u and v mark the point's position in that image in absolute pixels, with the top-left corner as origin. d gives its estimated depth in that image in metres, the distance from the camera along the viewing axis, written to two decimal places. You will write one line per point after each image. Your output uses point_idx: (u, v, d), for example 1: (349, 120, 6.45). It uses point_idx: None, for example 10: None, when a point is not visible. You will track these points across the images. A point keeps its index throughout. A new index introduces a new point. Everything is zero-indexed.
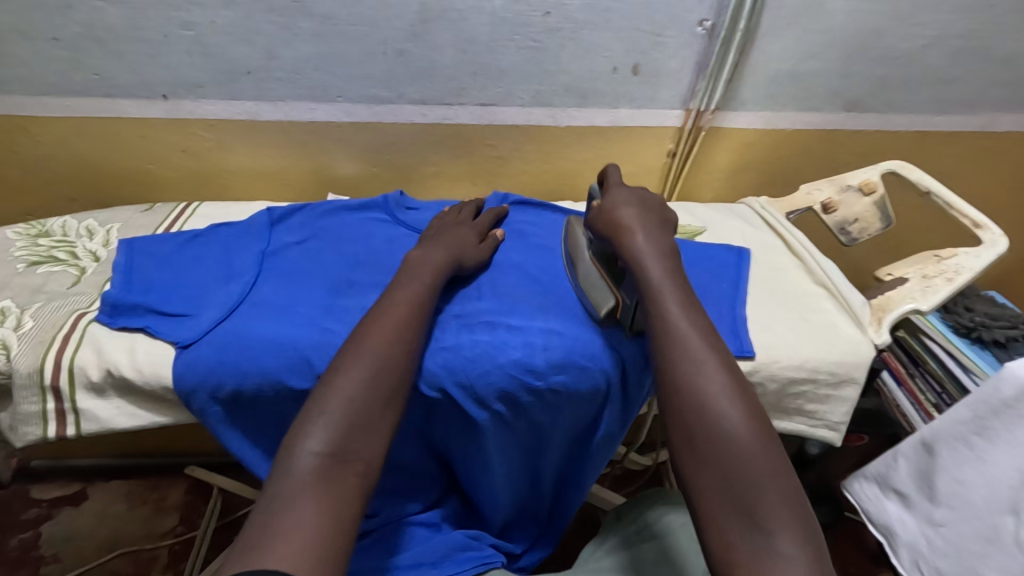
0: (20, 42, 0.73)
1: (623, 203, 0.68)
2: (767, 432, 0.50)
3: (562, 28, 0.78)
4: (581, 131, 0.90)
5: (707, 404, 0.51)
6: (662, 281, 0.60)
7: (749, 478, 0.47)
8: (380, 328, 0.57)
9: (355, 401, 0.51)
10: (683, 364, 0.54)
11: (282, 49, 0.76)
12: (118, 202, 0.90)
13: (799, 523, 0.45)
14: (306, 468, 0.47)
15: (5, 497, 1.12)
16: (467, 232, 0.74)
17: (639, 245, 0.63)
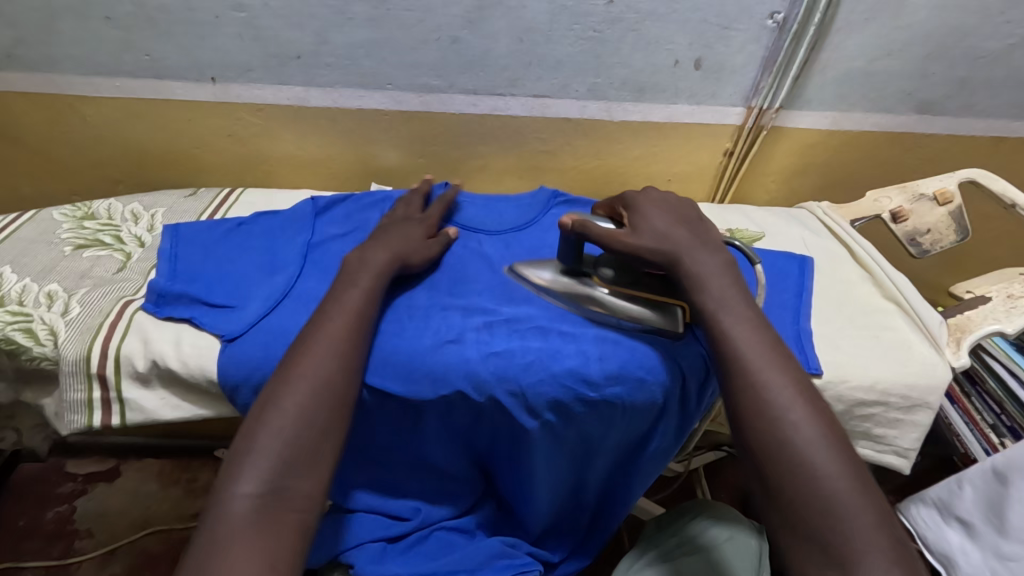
0: (73, 21, 0.72)
1: (665, 220, 0.59)
2: (849, 455, 0.46)
3: (625, 19, 0.74)
4: (636, 126, 0.86)
5: (780, 431, 0.47)
6: (723, 304, 0.54)
7: (828, 511, 0.44)
8: (312, 352, 0.53)
9: (289, 430, 0.48)
10: (749, 389, 0.49)
11: (334, 33, 0.74)
12: (163, 185, 0.89)
13: (891, 555, 0.42)
14: (239, 515, 0.44)
15: (42, 470, 1.14)
16: (412, 229, 0.69)
17: (698, 267, 0.56)
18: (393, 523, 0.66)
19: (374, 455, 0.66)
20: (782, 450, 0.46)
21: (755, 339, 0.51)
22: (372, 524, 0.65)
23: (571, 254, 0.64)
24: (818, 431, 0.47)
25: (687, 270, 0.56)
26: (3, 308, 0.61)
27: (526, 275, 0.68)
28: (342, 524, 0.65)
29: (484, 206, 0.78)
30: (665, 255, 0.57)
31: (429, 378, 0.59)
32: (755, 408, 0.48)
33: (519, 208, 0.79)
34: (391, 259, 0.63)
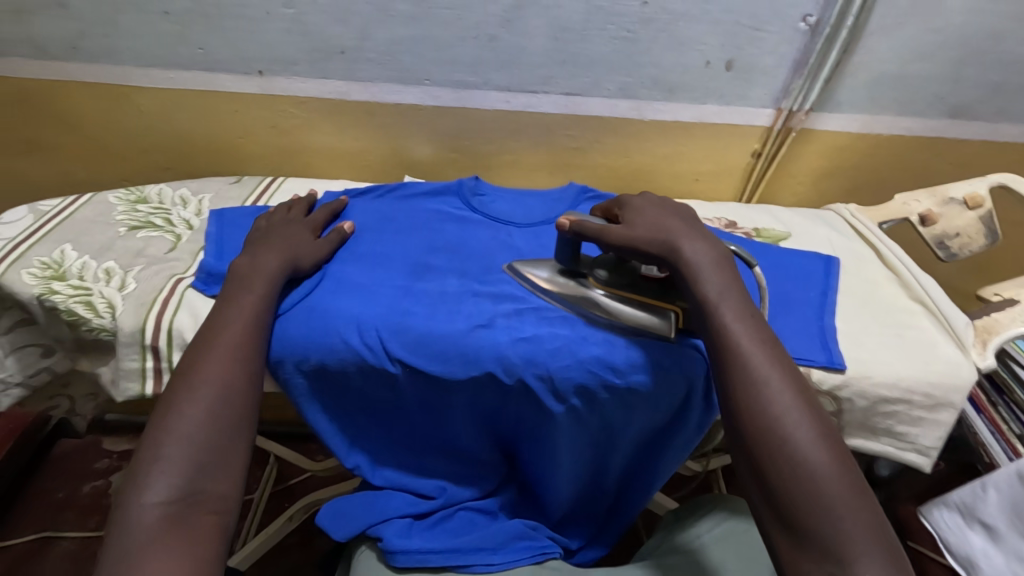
0: (133, 15, 0.76)
1: (660, 213, 0.60)
2: (840, 449, 0.46)
3: (658, 19, 0.76)
4: (665, 125, 0.88)
5: (776, 424, 0.47)
6: (724, 297, 0.53)
7: (822, 502, 0.43)
8: (215, 360, 0.53)
9: (199, 435, 0.49)
10: (747, 380, 0.49)
11: (376, 30, 0.77)
12: (206, 174, 0.93)
13: (881, 550, 0.42)
14: (148, 524, 0.44)
15: (82, 445, 1.27)
16: (301, 233, 0.69)
17: (692, 255, 0.56)
18: (419, 501, 0.67)
19: (403, 436, 0.68)
20: (778, 442, 0.46)
21: (752, 333, 0.51)
22: (399, 501, 0.66)
23: (570, 255, 0.65)
24: (814, 429, 0.46)
25: (682, 256, 0.56)
26: (65, 282, 0.65)
27: (523, 272, 0.69)
28: (371, 499, 0.66)
29: (514, 200, 0.81)
30: (661, 243, 0.58)
31: (460, 358, 0.61)
32: (752, 399, 0.48)
33: (548, 203, 0.81)
34: (286, 258, 0.64)
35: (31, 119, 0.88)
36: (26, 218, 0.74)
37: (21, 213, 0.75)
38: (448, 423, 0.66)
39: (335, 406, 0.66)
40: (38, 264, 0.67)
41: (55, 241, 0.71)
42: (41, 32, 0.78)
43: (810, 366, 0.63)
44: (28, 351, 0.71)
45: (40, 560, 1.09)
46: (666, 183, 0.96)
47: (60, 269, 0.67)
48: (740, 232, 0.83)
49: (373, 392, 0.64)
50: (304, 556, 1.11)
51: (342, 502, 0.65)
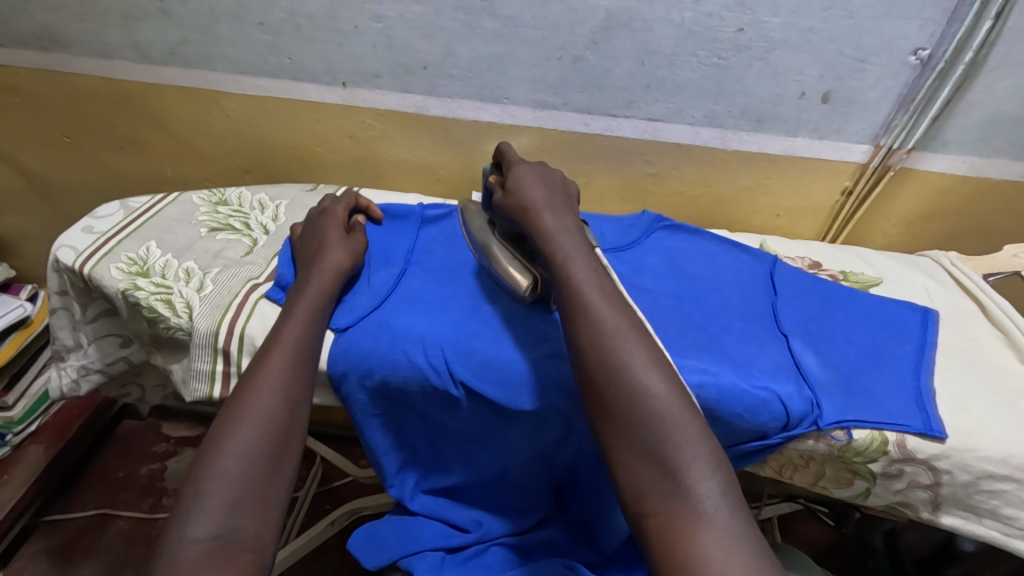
0: (231, 24, 0.79)
1: (528, 183, 0.63)
2: (674, 376, 0.50)
3: (753, 47, 0.73)
4: (750, 157, 0.83)
5: (614, 360, 0.50)
6: (572, 253, 0.57)
7: (663, 423, 0.47)
8: (265, 390, 0.54)
9: (237, 469, 0.49)
10: (589, 323, 0.52)
11: (461, 47, 0.77)
12: (283, 179, 0.96)
13: (711, 459, 0.46)
14: (190, 559, 0.43)
15: (142, 428, 1.32)
16: (336, 236, 0.68)
17: (547, 222, 0.59)
18: (453, 534, 0.63)
19: (450, 459, 0.66)
20: (620, 377, 0.49)
21: (594, 280, 0.55)
22: (433, 532, 0.63)
23: (491, 202, 0.69)
24: (647, 356, 0.50)
25: (541, 222, 0.59)
26: (148, 279, 0.68)
27: (466, 212, 0.72)
28: (407, 526, 0.63)
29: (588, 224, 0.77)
30: (523, 210, 0.61)
31: (525, 386, 0.58)
32: (596, 340, 0.51)
33: (621, 228, 0.78)
34: (332, 279, 0.64)
35: (130, 119, 0.92)
36: (117, 213, 0.78)
37: (114, 208, 0.78)
38: (504, 452, 0.64)
39: (393, 422, 0.65)
40: (126, 259, 0.69)
41: (142, 237, 0.73)
42: (146, 37, 0.83)
43: (904, 431, 0.57)
44: (109, 340, 0.75)
45: (99, 535, 1.14)
46: (744, 217, 0.91)
47: (145, 266, 0.69)
48: (825, 274, 0.78)
49: (432, 411, 0.63)
50: (343, 560, 1.11)
51: (378, 526, 0.63)
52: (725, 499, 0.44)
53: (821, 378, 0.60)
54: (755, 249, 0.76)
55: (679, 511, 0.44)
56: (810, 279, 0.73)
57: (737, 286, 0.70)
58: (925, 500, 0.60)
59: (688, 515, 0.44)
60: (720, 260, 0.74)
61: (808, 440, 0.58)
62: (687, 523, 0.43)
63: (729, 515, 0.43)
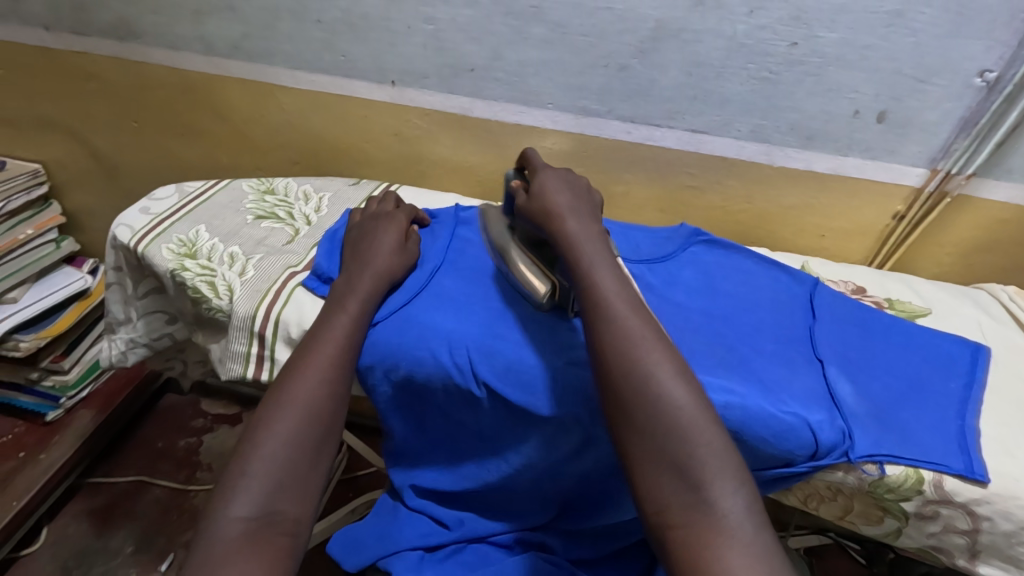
0: (290, 22, 0.83)
1: (554, 189, 0.63)
2: (697, 388, 0.50)
3: (806, 62, 0.71)
4: (796, 174, 0.81)
5: (640, 369, 0.49)
6: (597, 260, 0.57)
7: (685, 437, 0.47)
8: (309, 377, 0.55)
9: (281, 453, 0.51)
10: (613, 330, 0.52)
11: (508, 51, 0.78)
12: (329, 172, 0.98)
13: (734, 476, 0.46)
14: (231, 536, 0.46)
15: (183, 402, 1.39)
16: (387, 236, 0.69)
17: (572, 228, 0.59)
18: (433, 532, 0.63)
19: (463, 457, 0.66)
20: (645, 387, 0.49)
21: (619, 287, 0.54)
22: (413, 530, 0.63)
23: (512, 208, 0.70)
24: (669, 367, 0.50)
25: (567, 227, 0.59)
26: (195, 260, 0.71)
27: (488, 215, 0.74)
28: (385, 528, 0.64)
29: (624, 234, 0.76)
30: (547, 216, 0.61)
31: (547, 392, 0.58)
32: (622, 348, 0.51)
33: (656, 240, 0.76)
34: (383, 276, 0.65)
35: (192, 108, 0.97)
36: (173, 196, 0.82)
37: (170, 192, 0.83)
38: (515, 458, 0.63)
39: (413, 416, 0.66)
40: (176, 241, 0.73)
41: (193, 221, 0.77)
42: (212, 30, 0.87)
43: (942, 472, 0.54)
44: (156, 316, 0.78)
45: (135, 501, 1.19)
46: (787, 236, 0.88)
47: (193, 248, 0.73)
48: (869, 300, 0.75)
49: (454, 409, 0.63)
50: None
51: (355, 530, 0.65)
52: (750, 514, 0.44)
53: (855, 409, 0.58)
54: (795, 269, 0.74)
55: (701, 524, 0.44)
56: (852, 306, 0.70)
57: (773, 307, 0.68)
58: (962, 547, 0.57)
59: (709, 528, 0.44)
60: (757, 279, 0.72)
61: (837, 472, 0.56)
62: (711, 536, 0.43)
63: (752, 531, 0.43)
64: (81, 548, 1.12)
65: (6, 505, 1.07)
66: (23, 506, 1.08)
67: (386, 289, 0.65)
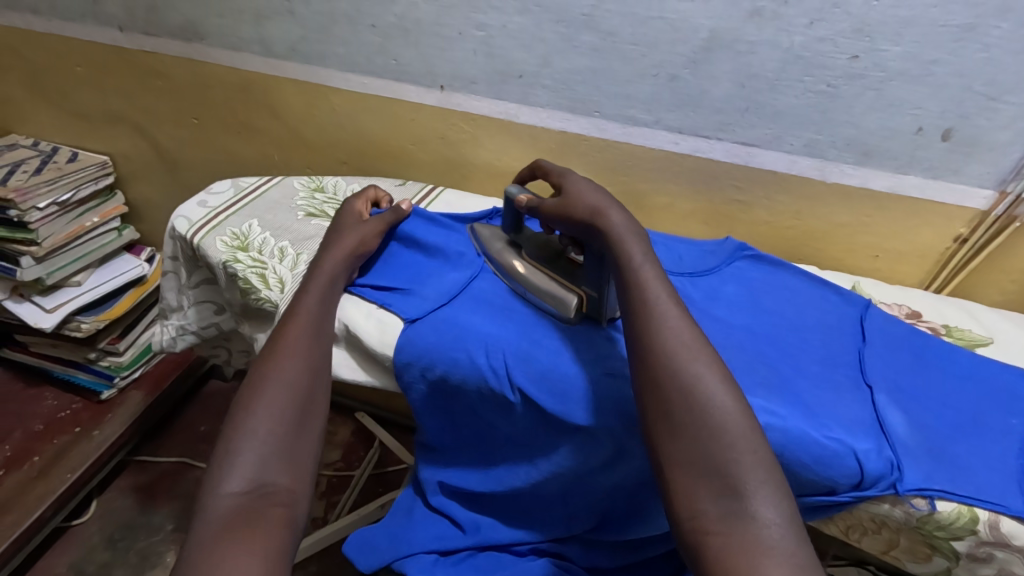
0: (346, 26, 0.85)
1: (588, 190, 0.63)
2: (740, 395, 0.49)
3: (867, 76, 0.68)
4: (850, 192, 0.78)
5: (687, 372, 0.49)
6: (646, 262, 0.56)
7: (728, 444, 0.46)
8: (290, 358, 0.58)
9: (265, 428, 0.52)
10: (662, 331, 0.51)
11: (557, 58, 0.78)
12: (376, 173, 1.01)
13: (778, 487, 0.44)
14: (225, 509, 0.46)
15: (226, 389, 1.44)
16: (348, 225, 0.73)
17: (617, 224, 0.59)
18: (448, 535, 0.64)
19: (491, 462, 0.66)
20: (692, 391, 0.48)
21: (665, 290, 0.54)
22: (427, 533, 0.64)
23: (513, 222, 0.70)
24: (713, 370, 0.49)
25: (612, 220, 0.59)
26: (247, 253, 0.74)
27: (480, 235, 0.74)
28: (400, 529, 0.65)
29: (668, 248, 0.75)
30: (591, 210, 0.61)
31: (580, 400, 0.58)
32: (668, 351, 0.50)
33: (700, 253, 0.75)
34: (345, 264, 0.69)
35: (250, 107, 1.01)
36: (229, 190, 0.85)
37: (227, 186, 0.86)
38: (544, 464, 0.63)
39: (445, 418, 0.66)
40: (230, 234, 0.76)
41: (247, 215, 0.80)
42: (272, 33, 0.90)
43: (999, 512, 0.51)
44: (206, 306, 0.82)
45: (177, 481, 1.24)
46: (837, 256, 0.85)
47: (245, 241, 0.75)
48: (924, 326, 0.72)
49: (486, 413, 0.63)
50: None
51: (372, 530, 0.66)
52: (791, 524, 0.43)
53: (905, 440, 0.55)
54: (845, 290, 0.71)
55: (743, 534, 0.43)
56: (907, 332, 0.67)
57: (821, 329, 0.66)
58: None
59: (754, 538, 0.42)
60: (806, 298, 0.70)
61: (883, 504, 0.54)
62: (751, 545, 0.42)
63: (795, 542, 0.42)
64: (126, 522, 1.18)
65: (63, 476, 1.13)
66: (77, 478, 1.14)
67: (345, 272, 0.69)
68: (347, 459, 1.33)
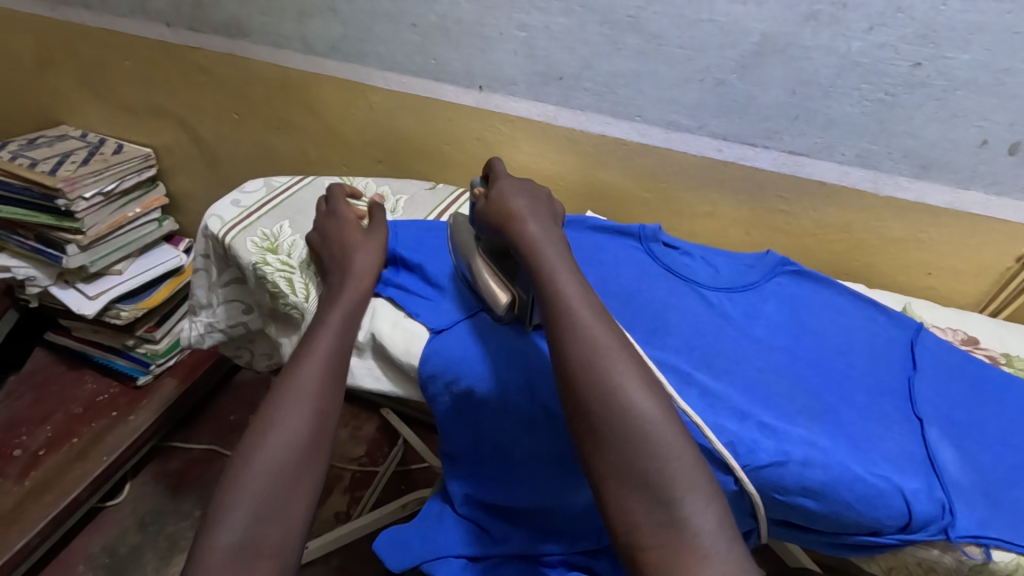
0: (388, 24, 0.85)
1: (511, 194, 0.62)
2: (664, 400, 0.48)
3: (930, 85, 0.65)
4: (905, 206, 0.74)
5: (604, 381, 0.47)
6: (558, 264, 0.54)
7: (653, 452, 0.45)
8: (297, 397, 0.56)
9: (264, 477, 0.51)
10: (577, 340, 0.49)
11: (600, 62, 0.76)
12: (411, 173, 1.00)
13: (708, 494, 0.44)
14: (214, 564, 0.46)
15: (255, 380, 1.46)
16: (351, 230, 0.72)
17: (530, 232, 0.57)
18: (477, 543, 0.64)
19: (518, 474, 0.64)
20: (611, 399, 0.46)
21: (581, 294, 0.52)
22: (457, 539, 0.64)
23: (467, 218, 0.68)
24: (637, 377, 0.48)
25: (524, 231, 0.57)
26: (276, 256, 0.74)
27: (455, 223, 0.71)
28: (430, 532, 0.65)
29: (707, 262, 0.71)
30: (506, 220, 0.60)
31: None
32: (585, 362, 0.48)
33: (739, 267, 0.71)
34: (360, 295, 0.66)
35: (288, 104, 1.02)
36: (261, 189, 0.85)
37: (259, 185, 0.86)
38: (574, 481, 0.61)
39: (470, 430, 0.64)
40: (260, 235, 0.76)
41: (278, 216, 0.80)
42: (313, 31, 0.90)
43: None
44: (235, 305, 0.82)
45: (207, 468, 1.27)
46: (887, 271, 0.81)
47: (275, 243, 0.76)
48: (981, 353, 0.68)
49: (512, 428, 0.61)
50: None
51: (402, 531, 0.65)
52: (723, 531, 0.42)
53: (958, 481, 0.52)
54: (895, 311, 0.67)
55: (675, 543, 0.42)
56: (964, 360, 0.62)
57: (869, 354, 0.62)
58: None
59: (687, 550, 0.42)
60: (856, 320, 0.65)
61: (932, 550, 0.50)
62: (685, 555, 0.41)
63: (726, 547, 0.42)
64: (156, 507, 1.21)
65: (98, 459, 1.16)
66: (113, 461, 1.17)
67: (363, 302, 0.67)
68: (371, 455, 1.33)
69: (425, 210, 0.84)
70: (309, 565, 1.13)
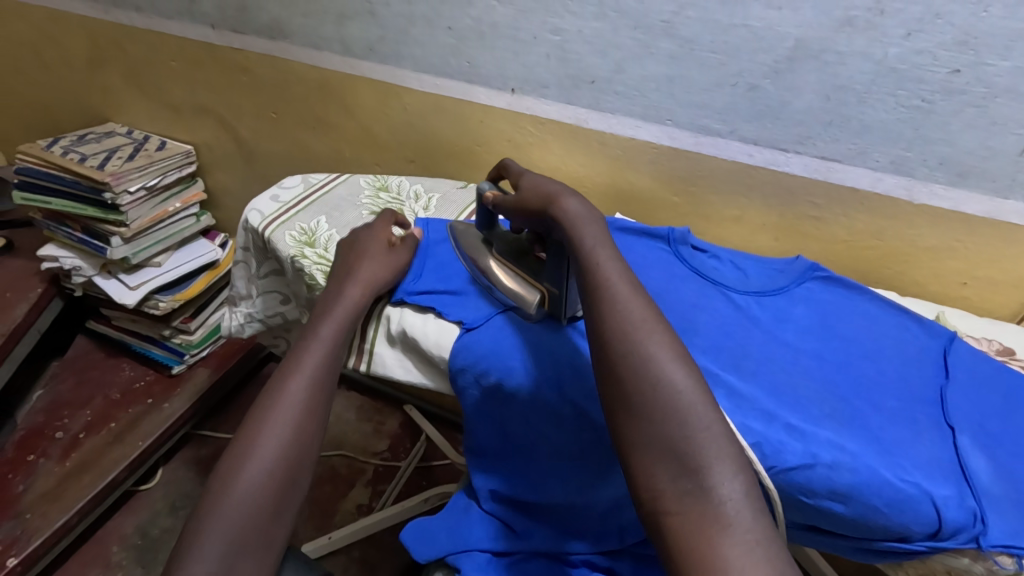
0: (424, 28, 0.87)
1: (548, 180, 0.63)
2: (698, 373, 0.48)
3: (968, 91, 0.64)
4: (940, 214, 0.73)
5: (639, 350, 0.48)
6: (599, 242, 0.55)
7: (682, 421, 0.45)
8: (268, 439, 0.55)
9: (233, 526, 0.50)
10: (615, 314, 0.50)
11: (632, 66, 0.77)
12: (441, 172, 1.02)
13: (735, 464, 0.44)
14: None
15: None
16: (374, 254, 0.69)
17: (572, 210, 0.58)
18: (501, 537, 0.65)
19: (543, 471, 0.65)
20: (645, 369, 0.47)
21: (620, 270, 0.53)
22: (481, 533, 0.65)
23: (487, 220, 0.69)
24: (671, 347, 0.49)
25: (566, 208, 0.58)
26: (314, 249, 0.77)
27: (455, 231, 0.74)
28: (455, 524, 0.66)
29: (736, 266, 0.71)
30: (548, 200, 0.60)
31: None
32: (621, 334, 0.49)
33: (769, 271, 0.71)
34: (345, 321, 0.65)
35: (325, 103, 1.04)
36: (299, 185, 0.88)
37: (297, 181, 0.89)
38: (599, 478, 0.62)
39: (496, 424, 0.65)
40: (298, 229, 0.79)
41: (315, 212, 0.83)
42: (352, 33, 0.93)
43: None
44: (273, 296, 0.85)
45: None
46: (920, 280, 0.80)
47: (312, 237, 0.78)
48: (1017, 365, 0.66)
49: (540, 423, 0.62)
50: None
51: (429, 522, 0.67)
52: (750, 500, 0.42)
53: (990, 489, 0.51)
54: (928, 319, 0.66)
55: (699, 511, 0.42)
56: (1000, 370, 0.61)
57: (900, 360, 0.61)
58: None
59: (712, 518, 0.42)
60: (886, 326, 0.65)
61: (962, 558, 0.50)
62: (710, 522, 0.42)
63: (751, 516, 0.42)
64: (186, 492, 1.25)
65: (135, 443, 1.21)
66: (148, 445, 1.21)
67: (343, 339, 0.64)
68: (394, 450, 1.35)
69: (456, 209, 0.86)
70: (331, 555, 1.16)
